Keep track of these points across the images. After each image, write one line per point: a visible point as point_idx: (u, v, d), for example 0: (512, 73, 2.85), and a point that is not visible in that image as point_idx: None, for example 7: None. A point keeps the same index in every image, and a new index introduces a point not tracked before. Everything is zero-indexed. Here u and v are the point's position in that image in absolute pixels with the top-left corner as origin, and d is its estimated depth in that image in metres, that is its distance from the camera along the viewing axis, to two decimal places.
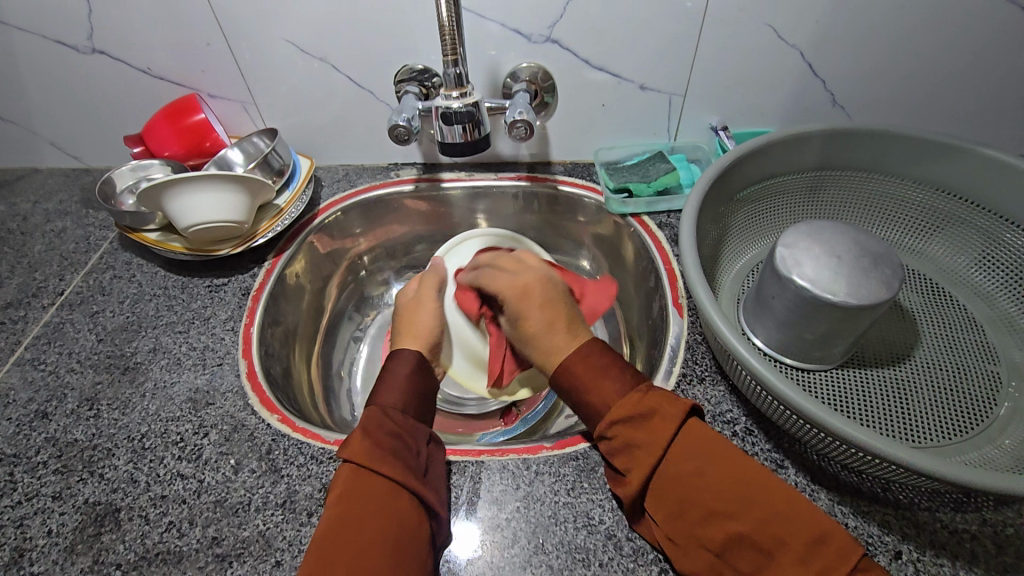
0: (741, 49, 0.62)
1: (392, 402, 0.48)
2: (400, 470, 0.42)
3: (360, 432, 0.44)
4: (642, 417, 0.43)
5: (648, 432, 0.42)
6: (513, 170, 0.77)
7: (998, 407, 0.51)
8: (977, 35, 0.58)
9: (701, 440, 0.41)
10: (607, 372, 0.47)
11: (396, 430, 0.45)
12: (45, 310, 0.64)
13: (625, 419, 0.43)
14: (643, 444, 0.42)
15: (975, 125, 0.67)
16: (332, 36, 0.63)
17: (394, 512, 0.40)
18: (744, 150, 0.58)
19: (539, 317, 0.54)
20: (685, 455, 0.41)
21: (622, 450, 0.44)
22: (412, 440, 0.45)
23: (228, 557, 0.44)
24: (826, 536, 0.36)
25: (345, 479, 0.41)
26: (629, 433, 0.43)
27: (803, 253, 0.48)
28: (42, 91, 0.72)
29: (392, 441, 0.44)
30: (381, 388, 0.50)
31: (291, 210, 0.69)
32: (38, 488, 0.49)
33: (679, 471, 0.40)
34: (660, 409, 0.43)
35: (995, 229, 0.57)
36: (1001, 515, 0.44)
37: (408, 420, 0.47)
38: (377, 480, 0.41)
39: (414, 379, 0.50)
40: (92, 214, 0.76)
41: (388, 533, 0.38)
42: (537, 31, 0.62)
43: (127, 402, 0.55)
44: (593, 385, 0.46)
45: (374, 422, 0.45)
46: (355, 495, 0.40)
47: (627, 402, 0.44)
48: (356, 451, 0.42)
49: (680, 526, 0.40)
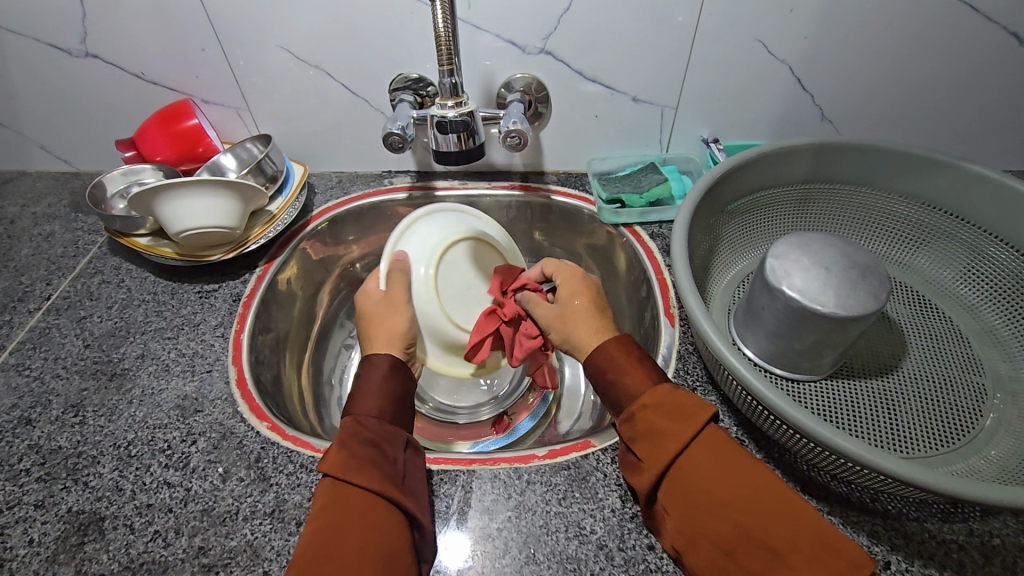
0: (733, 63, 0.63)
1: (368, 407, 0.46)
2: (380, 479, 0.41)
3: (336, 444, 0.43)
4: (672, 408, 0.42)
5: (673, 421, 0.42)
6: (507, 179, 0.77)
7: (984, 418, 0.52)
8: (959, 55, 0.60)
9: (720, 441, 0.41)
10: (643, 361, 0.47)
11: (373, 438, 0.44)
12: (31, 314, 0.64)
13: (656, 406, 0.43)
14: (665, 432, 0.42)
15: (958, 142, 0.68)
16: (328, 44, 0.63)
17: (378, 523, 0.39)
18: (734, 162, 0.59)
19: (586, 300, 0.54)
20: (704, 450, 0.40)
21: (641, 437, 0.43)
22: (390, 446, 0.45)
23: (215, 567, 0.44)
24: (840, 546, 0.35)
25: (326, 493, 0.41)
26: (655, 421, 0.42)
27: (793, 265, 0.48)
28: (32, 94, 0.72)
29: (369, 451, 0.43)
30: (357, 393, 0.48)
31: (284, 216, 0.69)
32: (21, 496, 0.49)
33: (697, 465, 0.40)
34: (686, 405, 0.42)
35: (980, 243, 0.58)
36: (988, 526, 0.45)
37: (385, 426, 0.46)
38: (362, 493, 0.40)
39: (392, 385, 0.49)
40: (81, 218, 0.75)
41: (377, 544, 0.38)
42: (532, 43, 0.63)
43: (113, 408, 0.54)
44: (629, 369, 0.46)
45: (351, 433, 0.44)
46: (342, 511, 0.39)
47: (659, 390, 0.44)
48: (334, 463, 0.41)
49: (688, 522, 0.39)
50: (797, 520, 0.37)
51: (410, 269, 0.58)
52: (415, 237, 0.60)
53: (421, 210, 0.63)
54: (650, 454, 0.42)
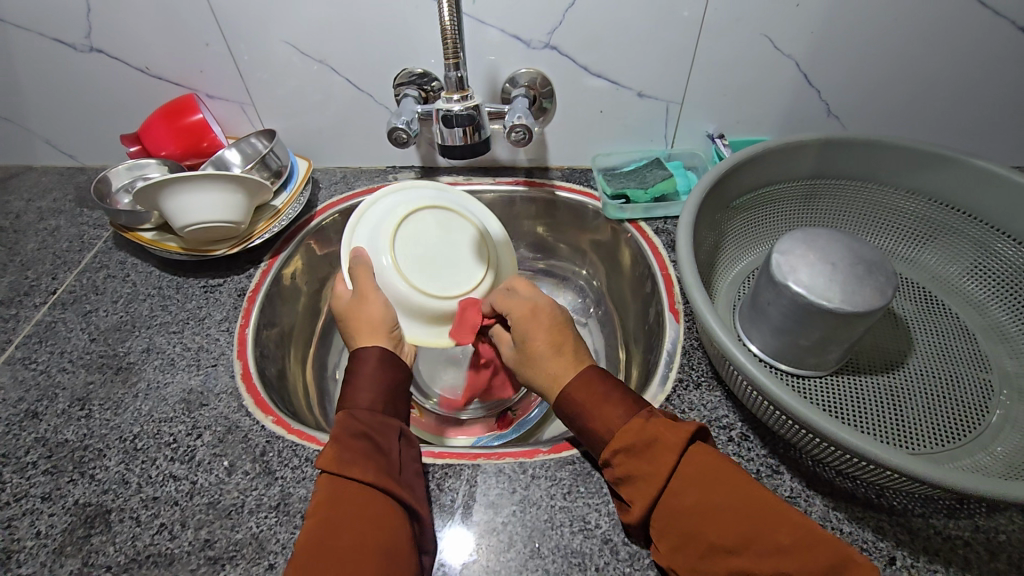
0: (739, 58, 0.63)
1: (360, 400, 0.47)
2: (375, 471, 0.42)
3: (331, 440, 0.43)
4: (644, 445, 0.42)
5: (651, 463, 0.42)
6: (511, 174, 0.77)
7: (990, 414, 0.51)
8: (966, 50, 0.60)
9: (705, 465, 0.41)
10: (611, 396, 0.46)
11: (367, 430, 0.44)
12: (37, 308, 0.64)
13: (627, 448, 0.43)
14: (644, 474, 0.42)
15: (965, 138, 0.68)
16: (332, 38, 0.63)
17: (376, 515, 0.39)
18: (740, 157, 0.59)
19: (546, 342, 0.53)
20: (689, 480, 0.40)
21: (624, 479, 0.43)
22: (384, 438, 0.45)
23: (220, 560, 0.44)
24: (843, 566, 0.35)
25: (325, 488, 0.41)
26: (632, 463, 0.43)
27: (798, 260, 0.48)
28: (37, 89, 0.72)
29: (364, 444, 0.43)
30: (348, 390, 0.48)
31: (289, 211, 0.69)
32: (28, 488, 0.49)
33: (683, 498, 0.40)
34: (659, 437, 0.42)
35: (987, 239, 0.58)
36: (993, 522, 0.44)
37: (377, 418, 0.46)
38: (358, 485, 0.41)
39: (387, 377, 0.49)
40: (86, 212, 0.76)
41: (375, 536, 0.38)
42: (536, 38, 0.62)
43: (119, 402, 0.54)
44: (597, 407, 0.46)
45: (344, 427, 0.44)
46: (339, 506, 0.40)
47: (628, 428, 0.44)
48: (329, 458, 0.41)
49: (684, 558, 0.40)
50: (792, 549, 0.36)
51: (373, 261, 0.58)
52: (368, 228, 0.62)
53: (369, 202, 0.65)
54: (636, 495, 0.42)
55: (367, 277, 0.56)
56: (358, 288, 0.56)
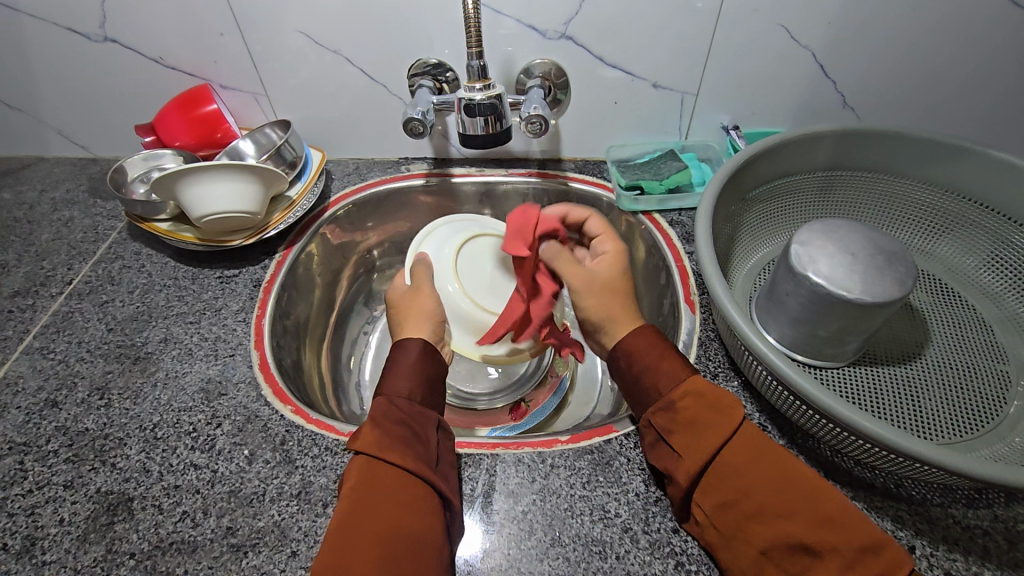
0: (755, 49, 0.63)
1: (401, 388, 0.47)
2: (412, 459, 0.42)
3: (370, 424, 0.43)
4: (712, 399, 0.43)
5: (716, 414, 0.42)
6: (524, 166, 0.77)
7: (1007, 405, 0.51)
8: (985, 40, 0.59)
9: (757, 436, 0.42)
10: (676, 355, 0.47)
11: (405, 419, 0.44)
12: (53, 299, 0.64)
13: (696, 397, 0.44)
14: (708, 424, 0.42)
15: (981, 129, 0.68)
16: (347, 28, 0.63)
17: (412, 502, 0.40)
18: (758, 148, 0.59)
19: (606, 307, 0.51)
20: (741, 444, 0.41)
21: (681, 427, 0.43)
22: (421, 428, 0.45)
23: (244, 547, 0.44)
24: (877, 547, 0.36)
25: (360, 472, 0.41)
26: (696, 411, 0.43)
27: (818, 251, 0.48)
28: (51, 79, 0.72)
29: (402, 430, 0.43)
30: (388, 376, 0.48)
31: (303, 202, 0.69)
32: (50, 476, 0.49)
33: (736, 458, 0.41)
34: (723, 399, 0.43)
35: (1004, 231, 0.58)
36: (1012, 512, 0.45)
37: (414, 407, 0.46)
38: (394, 470, 0.41)
39: (423, 365, 0.49)
40: (100, 204, 0.76)
41: (406, 524, 0.38)
42: (552, 28, 0.62)
43: (138, 391, 0.55)
44: (663, 359, 0.47)
45: (383, 412, 0.44)
46: (373, 487, 0.40)
47: (698, 380, 0.45)
48: (369, 441, 0.42)
49: (727, 520, 0.40)
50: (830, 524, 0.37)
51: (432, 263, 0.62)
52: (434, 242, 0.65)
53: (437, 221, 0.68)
54: (693, 447, 0.42)
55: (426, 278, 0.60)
56: (415, 283, 0.59)
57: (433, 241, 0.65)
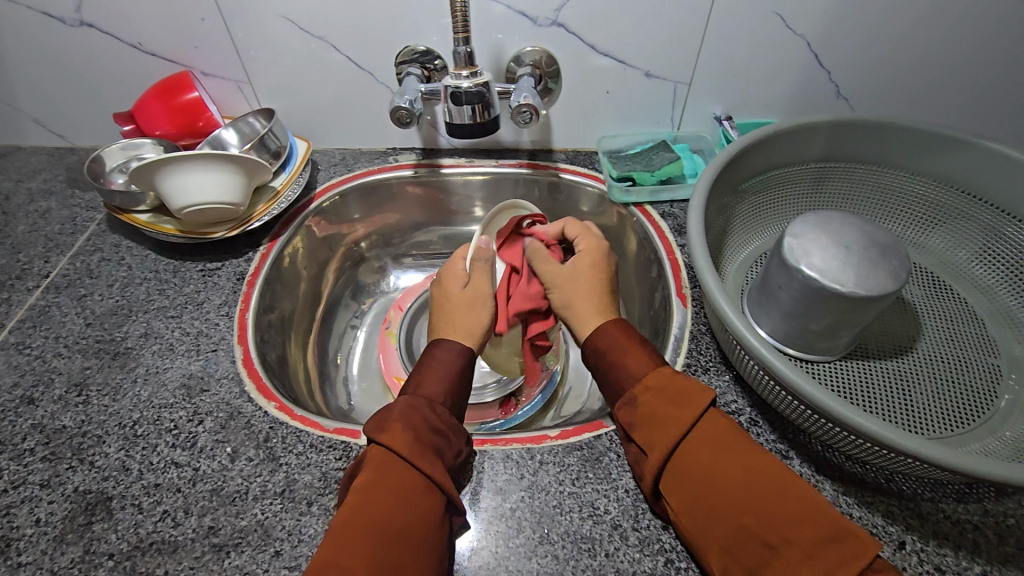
0: (749, 37, 0.61)
1: (435, 391, 0.47)
2: (437, 468, 0.41)
3: (400, 417, 0.43)
4: (672, 391, 0.44)
5: (675, 406, 0.43)
6: (514, 157, 0.76)
7: (998, 400, 0.51)
8: (979, 30, 0.58)
9: (720, 431, 0.41)
10: (644, 347, 0.48)
11: (441, 428, 0.44)
12: (30, 293, 0.62)
13: (658, 389, 0.44)
14: (667, 416, 0.42)
15: (972, 120, 0.67)
16: (331, 14, 0.61)
17: (418, 505, 0.39)
18: (751, 139, 0.58)
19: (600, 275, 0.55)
20: (700, 440, 0.41)
21: (642, 422, 0.44)
22: (454, 440, 0.44)
23: (226, 547, 0.43)
24: (841, 537, 0.35)
25: (375, 465, 0.40)
26: (656, 404, 0.44)
27: (811, 244, 0.47)
28: (25, 66, 0.69)
29: (434, 438, 0.43)
30: (427, 372, 0.49)
31: (288, 193, 0.67)
32: (26, 475, 0.48)
33: (697, 456, 0.41)
34: (687, 391, 0.43)
35: (997, 224, 0.57)
36: (1002, 506, 0.44)
37: (452, 419, 0.45)
38: (406, 469, 0.40)
39: (458, 372, 0.49)
40: (78, 195, 0.74)
41: (409, 528, 0.37)
42: (543, 14, 0.61)
43: (117, 387, 0.53)
44: (630, 349, 0.48)
45: (415, 411, 0.44)
46: (384, 483, 0.39)
47: (659, 372, 0.45)
48: (397, 437, 0.41)
49: (687, 515, 0.39)
50: (800, 519, 0.36)
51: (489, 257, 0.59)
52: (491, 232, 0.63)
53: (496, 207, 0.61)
54: (655, 440, 0.42)
55: (484, 279, 0.58)
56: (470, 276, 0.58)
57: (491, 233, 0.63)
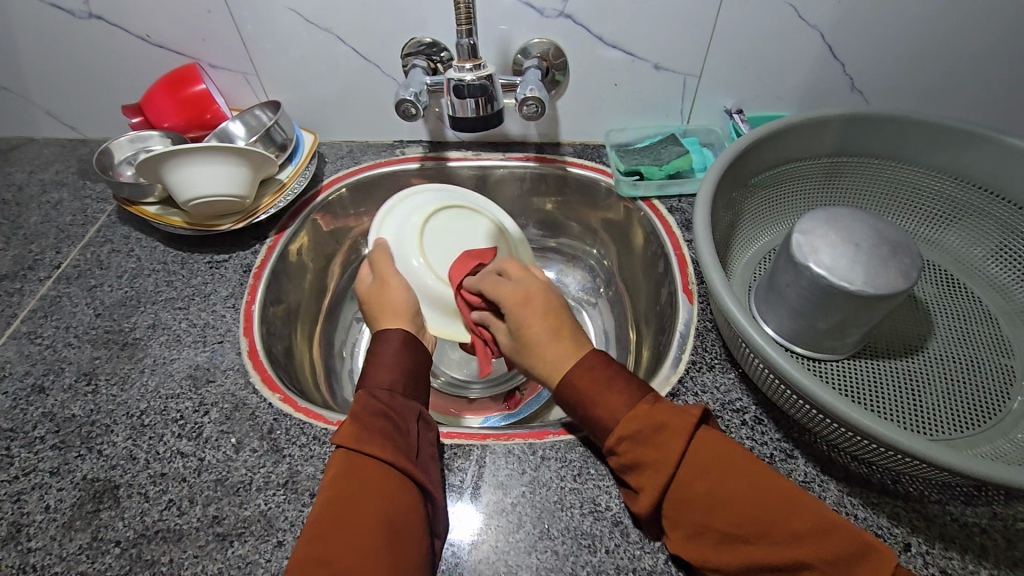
0: (761, 29, 0.60)
1: (382, 382, 0.47)
2: (394, 450, 0.41)
3: (351, 417, 0.42)
4: (650, 432, 0.41)
5: (659, 451, 0.40)
6: (521, 150, 0.75)
7: (1011, 401, 0.50)
8: (1000, 22, 0.57)
9: (713, 451, 0.40)
10: (613, 382, 0.44)
11: (386, 410, 0.44)
12: (41, 283, 0.63)
13: (632, 436, 0.41)
14: (654, 462, 0.40)
15: (992, 114, 0.65)
16: (338, 5, 0.61)
17: (397, 497, 0.39)
18: (761, 134, 0.57)
19: (541, 324, 0.50)
20: (697, 467, 0.39)
21: (631, 468, 0.42)
22: (403, 421, 0.44)
23: (229, 536, 0.44)
24: (861, 548, 0.35)
25: (342, 467, 0.40)
26: (637, 451, 0.41)
27: (820, 241, 0.46)
28: (37, 58, 0.70)
29: (385, 424, 0.43)
30: (370, 370, 0.48)
31: (294, 185, 0.68)
32: (36, 463, 0.49)
33: (694, 487, 0.39)
34: (670, 421, 0.41)
35: (1014, 220, 0.56)
36: (1012, 510, 0.43)
37: (398, 400, 0.45)
38: (377, 464, 0.40)
39: (404, 361, 0.49)
40: (89, 186, 0.74)
41: (389, 512, 0.38)
42: (550, 5, 0.60)
43: (125, 377, 0.54)
44: (600, 397, 0.44)
45: (365, 406, 0.43)
46: (356, 479, 0.39)
47: (634, 416, 0.42)
48: (348, 435, 0.41)
49: (697, 540, 0.39)
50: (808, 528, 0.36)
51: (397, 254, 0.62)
52: (395, 224, 0.64)
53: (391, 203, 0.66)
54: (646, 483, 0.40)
55: (387, 267, 0.59)
56: (378, 274, 0.59)
57: (394, 223, 0.64)
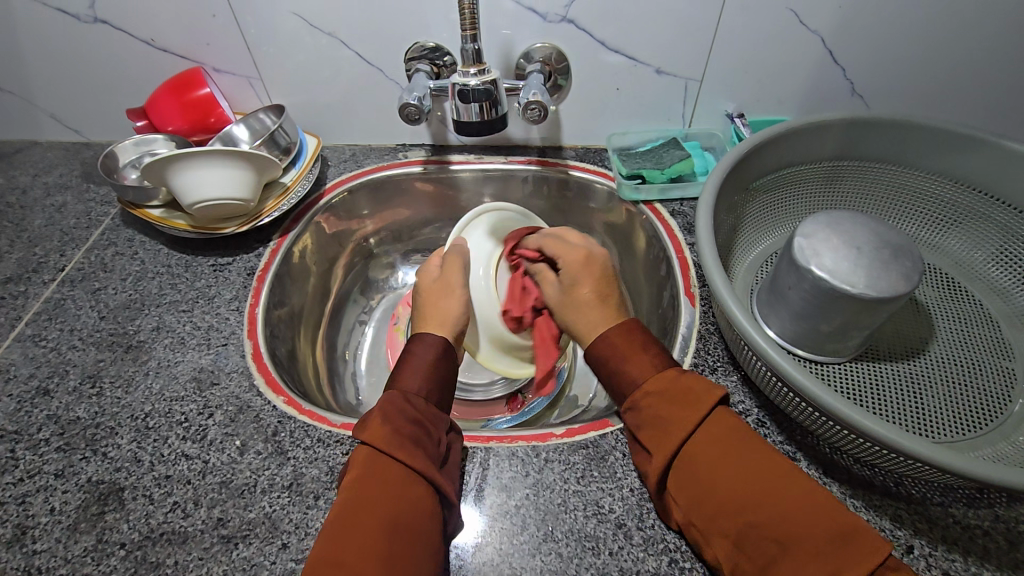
0: (761, 34, 0.61)
1: (415, 386, 0.47)
2: (416, 454, 0.41)
3: (380, 413, 0.43)
4: (675, 391, 0.43)
5: (681, 409, 0.42)
6: (524, 153, 0.76)
7: (1012, 404, 0.50)
8: (999, 27, 0.57)
9: (725, 432, 0.41)
10: (647, 347, 0.47)
11: (418, 417, 0.44)
12: (45, 286, 0.63)
13: (660, 391, 0.44)
14: (671, 419, 0.42)
15: (991, 118, 0.66)
16: (342, 10, 0.61)
17: (409, 499, 0.39)
18: (762, 138, 0.57)
19: (591, 288, 0.53)
20: (707, 444, 0.41)
21: (648, 425, 0.44)
22: (434, 428, 0.45)
23: (234, 538, 0.44)
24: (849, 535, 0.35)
25: (362, 462, 0.40)
26: (659, 406, 0.43)
27: (822, 245, 0.47)
28: (42, 62, 0.70)
29: (414, 430, 0.43)
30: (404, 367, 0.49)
31: (298, 188, 0.68)
32: (40, 466, 0.49)
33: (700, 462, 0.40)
34: (695, 387, 0.43)
35: (1014, 224, 0.56)
36: (1014, 512, 0.44)
37: (428, 407, 0.46)
38: (396, 466, 0.40)
39: (438, 365, 0.49)
40: (93, 189, 0.75)
41: (398, 513, 0.38)
42: (552, 11, 0.60)
43: (130, 380, 0.54)
44: (631, 353, 0.47)
45: (394, 405, 0.44)
46: (372, 476, 0.39)
47: (664, 376, 0.45)
48: (376, 431, 0.41)
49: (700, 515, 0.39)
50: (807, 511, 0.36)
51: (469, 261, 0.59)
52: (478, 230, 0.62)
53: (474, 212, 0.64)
54: (659, 446, 0.42)
55: (455, 273, 0.56)
56: (446, 275, 0.56)
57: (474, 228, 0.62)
